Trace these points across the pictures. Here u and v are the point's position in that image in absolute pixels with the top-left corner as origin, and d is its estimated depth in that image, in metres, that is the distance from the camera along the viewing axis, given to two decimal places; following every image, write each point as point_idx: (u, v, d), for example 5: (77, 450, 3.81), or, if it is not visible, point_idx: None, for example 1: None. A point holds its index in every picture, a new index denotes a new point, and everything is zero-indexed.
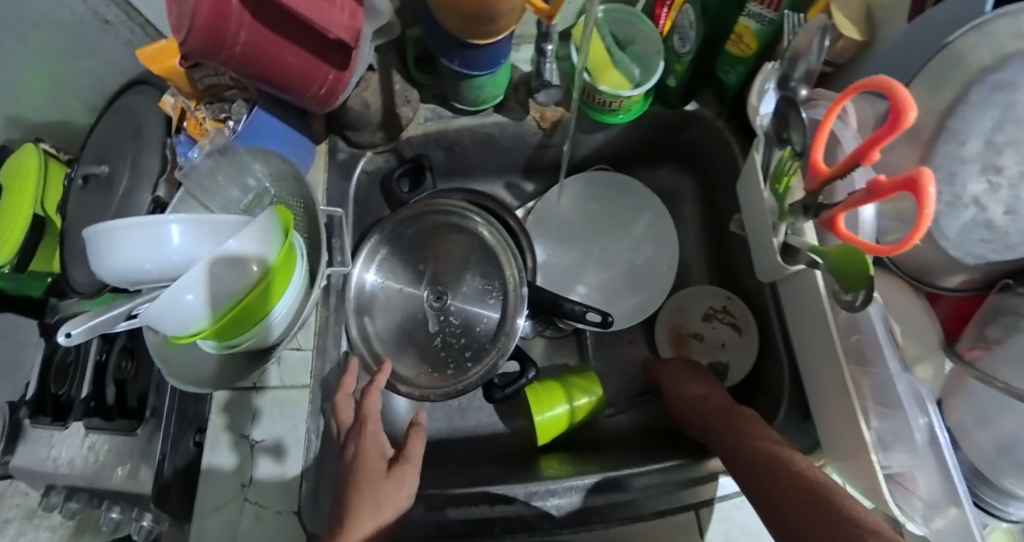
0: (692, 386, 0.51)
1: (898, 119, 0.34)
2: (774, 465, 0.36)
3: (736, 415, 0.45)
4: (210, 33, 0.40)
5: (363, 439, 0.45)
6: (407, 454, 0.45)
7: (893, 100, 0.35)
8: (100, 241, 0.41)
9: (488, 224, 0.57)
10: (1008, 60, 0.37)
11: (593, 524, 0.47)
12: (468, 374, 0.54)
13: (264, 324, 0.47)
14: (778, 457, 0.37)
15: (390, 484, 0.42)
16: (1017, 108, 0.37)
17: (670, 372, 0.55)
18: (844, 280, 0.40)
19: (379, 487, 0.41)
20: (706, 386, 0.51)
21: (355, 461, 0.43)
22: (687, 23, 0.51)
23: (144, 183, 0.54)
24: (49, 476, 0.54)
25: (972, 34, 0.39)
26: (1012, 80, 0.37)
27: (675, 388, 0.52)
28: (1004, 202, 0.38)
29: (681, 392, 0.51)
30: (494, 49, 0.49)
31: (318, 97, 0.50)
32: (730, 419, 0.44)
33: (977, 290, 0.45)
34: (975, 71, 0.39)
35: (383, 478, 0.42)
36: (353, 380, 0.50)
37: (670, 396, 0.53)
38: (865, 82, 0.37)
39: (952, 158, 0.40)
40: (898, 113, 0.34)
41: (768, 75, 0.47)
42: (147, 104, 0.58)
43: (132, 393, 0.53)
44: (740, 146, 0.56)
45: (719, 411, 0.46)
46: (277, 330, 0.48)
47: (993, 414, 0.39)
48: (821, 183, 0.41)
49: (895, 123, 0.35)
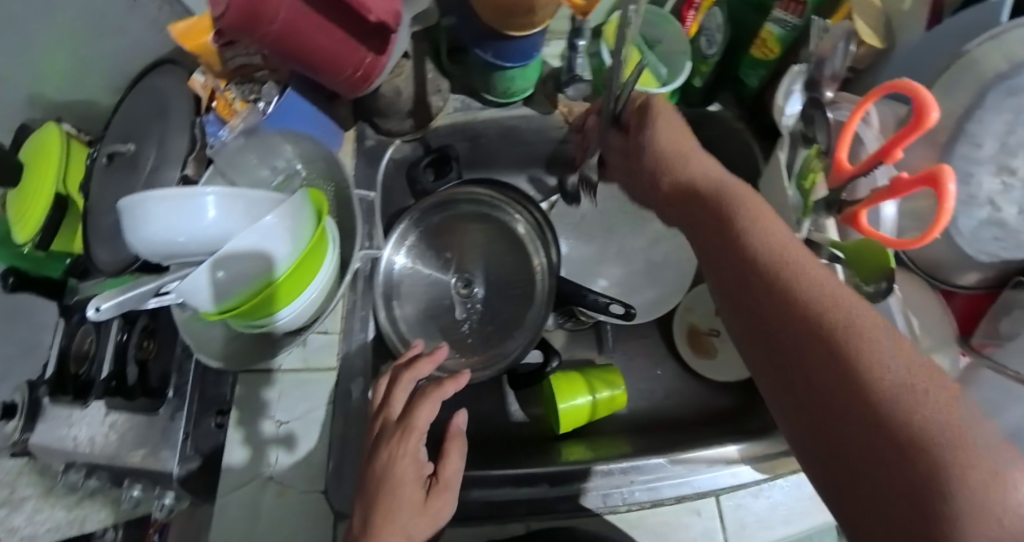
0: (703, 179, 0.37)
1: (921, 119, 0.37)
2: (805, 331, 0.26)
3: (750, 228, 0.31)
4: (249, 7, 0.41)
5: (400, 459, 0.41)
6: (445, 477, 0.42)
7: (915, 101, 0.37)
8: (136, 211, 0.41)
9: (526, 221, 0.59)
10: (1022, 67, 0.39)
11: (615, 507, 0.49)
12: (503, 353, 0.55)
13: (292, 306, 0.47)
14: (818, 312, 0.26)
15: (427, 517, 0.40)
16: None
17: (676, 149, 0.40)
18: (863, 272, 0.43)
19: (411, 516, 0.40)
20: (719, 179, 0.36)
21: (388, 475, 0.41)
22: (713, 26, 0.54)
23: (172, 161, 0.53)
24: (68, 454, 0.52)
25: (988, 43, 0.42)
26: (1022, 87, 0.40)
27: (677, 178, 0.38)
28: (1016, 202, 0.42)
29: (682, 195, 0.38)
30: (526, 42, 0.49)
31: (352, 81, 0.50)
32: (747, 237, 0.31)
33: (989, 288, 0.48)
34: (987, 77, 0.41)
35: (419, 508, 0.41)
36: (427, 367, 0.47)
37: (674, 192, 0.38)
38: (886, 86, 0.40)
39: (967, 159, 0.43)
40: (921, 113, 0.37)
41: (793, 78, 0.48)
42: (173, 83, 0.57)
43: (155, 374, 0.54)
44: (760, 146, 0.58)
45: (729, 219, 0.33)
46: (306, 312, 0.49)
47: (1005, 404, 0.42)
48: (845, 178, 0.44)
49: (917, 123, 0.37)
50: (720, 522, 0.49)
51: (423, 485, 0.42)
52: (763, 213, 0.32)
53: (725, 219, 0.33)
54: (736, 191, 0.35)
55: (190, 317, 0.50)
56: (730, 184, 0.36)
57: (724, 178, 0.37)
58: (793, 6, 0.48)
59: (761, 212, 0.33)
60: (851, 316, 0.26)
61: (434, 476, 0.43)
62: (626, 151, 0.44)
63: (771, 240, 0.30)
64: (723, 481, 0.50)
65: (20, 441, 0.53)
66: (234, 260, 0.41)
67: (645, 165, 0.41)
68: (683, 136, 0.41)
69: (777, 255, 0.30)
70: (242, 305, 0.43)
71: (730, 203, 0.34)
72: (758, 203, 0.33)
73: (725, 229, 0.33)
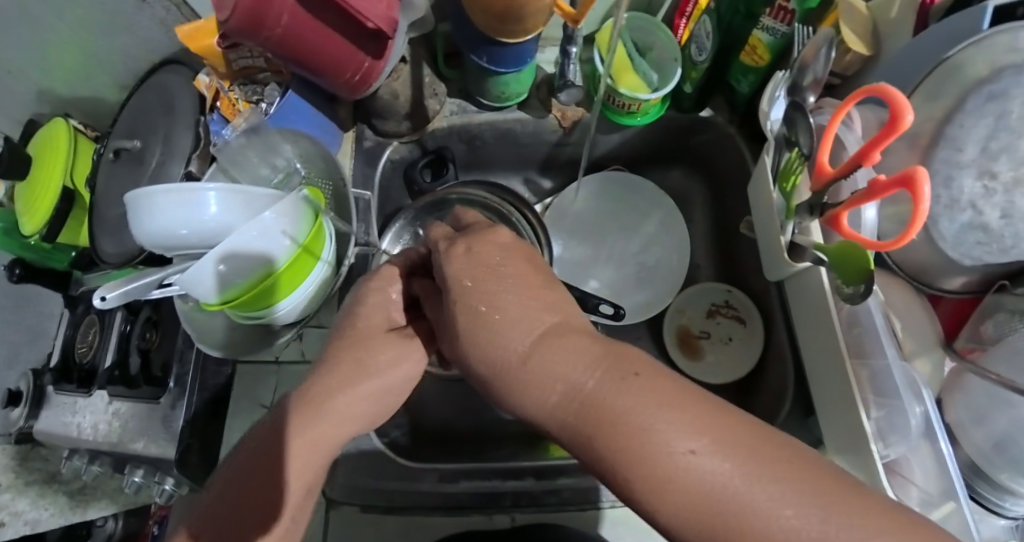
0: (528, 355, 0.28)
1: (895, 122, 0.37)
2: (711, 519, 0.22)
3: (610, 396, 0.25)
4: (251, 16, 0.43)
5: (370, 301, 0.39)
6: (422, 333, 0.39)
7: (890, 104, 0.38)
8: (141, 207, 0.43)
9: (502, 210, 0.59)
10: (1004, 72, 0.40)
11: (598, 502, 0.49)
12: None
13: (288, 299, 0.49)
14: (681, 488, 0.22)
15: (388, 349, 0.36)
16: (1008, 117, 0.40)
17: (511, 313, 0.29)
18: (845, 275, 0.43)
19: (374, 349, 0.36)
20: (551, 338, 0.28)
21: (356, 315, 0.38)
22: (704, 33, 0.54)
23: (177, 157, 0.57)
24: (72, 441, 0.55)
25: (969, 49, 0.42)
26: (1004, 91, 0.40)
27: (545, 355, 0.28)
28: (999, 207, 0.41)
29: (550, 387, 0.27)
30: (519, 48, 0.51)
31: (351, 83, 0.52)
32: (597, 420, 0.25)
33: (975, 293, 0.48)
34: (972, 81, 0.42)
35: (387, 342, 0.37)
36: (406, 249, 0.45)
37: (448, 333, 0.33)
38: (865, 89, 0.40)
39: (949, 163, 0.42)
40: (896, 116, 0.37)
41: (778, 83, 0.50)
42: (179, 83, 0.60)
43: (157, 362, 0.55)
44: (751, 150, 0.59)
45: (592, 410, 0.25)
46: (298, 307, 0.50)
47: (989, 412, 0.41)
48: (827, 182, 0.44)
49: (893, 126, 0.38)
50: None
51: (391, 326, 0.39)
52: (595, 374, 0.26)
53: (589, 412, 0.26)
54: (567, 354, 0.28)
55: (193, 307, 0.51)
56: (574, 337, 0.28)
57: (523, 333, 0.29)
58: (781, 14, 0.49)
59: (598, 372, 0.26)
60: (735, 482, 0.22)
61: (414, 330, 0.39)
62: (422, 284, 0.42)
63: (631, 425, 0.24)
64: None
65: (26, 427, 0.56)
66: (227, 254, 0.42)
67: (471, 347, 0.30)
68: (493, 260, 0.32)
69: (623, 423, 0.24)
70: (234, 299, 0.45)
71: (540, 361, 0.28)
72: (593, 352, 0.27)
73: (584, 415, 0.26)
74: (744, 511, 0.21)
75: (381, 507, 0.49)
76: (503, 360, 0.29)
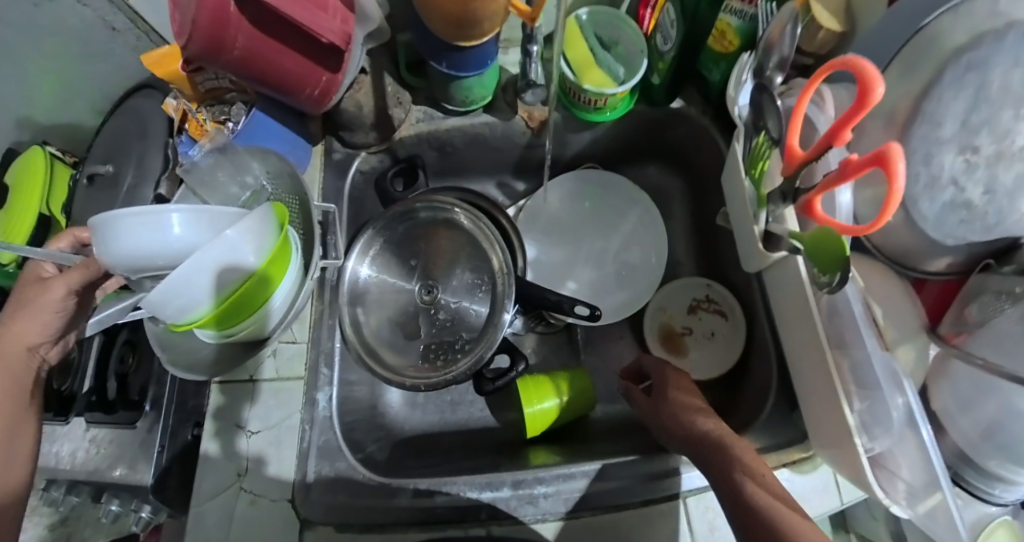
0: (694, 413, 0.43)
1: (865, 95, 0.32)
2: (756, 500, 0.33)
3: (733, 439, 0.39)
4: (210, 38, 0.41)
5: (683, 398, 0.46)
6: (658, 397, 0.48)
7: (859, 79, 0.33)
8: (105, 229, 0.40)
9: (470, 214, 0.57)
10: (984, 38, 0.36)
11: (579, 512, 0.48)
12: (455, 366, 0.54)
13: (268, 306, 0.47)
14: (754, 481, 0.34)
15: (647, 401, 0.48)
16: (988, 88, 0.37)
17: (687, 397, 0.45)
18: (820, 263, 0.40)
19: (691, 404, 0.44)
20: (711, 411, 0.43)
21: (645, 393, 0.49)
22: (668, 22, 0.50)
23: (147, 179, 0.58)
24: (49, 470, 0.56)
25: (947, 16, 0.38)
26: (982, 60, 0.36)
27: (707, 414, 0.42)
28: (983, 182, 0.38)
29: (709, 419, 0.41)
30: (480, 51, 0.50)
31: (313, 98, 0.52)
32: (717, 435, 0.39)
33: (960, 273, 0.46)
34: (948, 51, 0.37)
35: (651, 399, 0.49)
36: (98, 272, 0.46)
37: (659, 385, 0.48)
38: (835, 60, 0.35)
39: (927, 140, 0.39)
40: (866, 90, 0.32)
41: (744, 66, 0.46)
42: (153, 107, 0.61)
43: (134, 385, 0.56)
44: (727, 140, 0.56)
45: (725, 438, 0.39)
46: (278, 312, 0.48)
47: (975, 399, 0.39)
48: (798, 167, 0.40)
49: (862, 101, 0.33)
50: (688, 529, 0.46)
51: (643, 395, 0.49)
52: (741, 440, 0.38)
53: (720, 448, 0.38)
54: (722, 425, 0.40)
55: (162, 329, 0.50)
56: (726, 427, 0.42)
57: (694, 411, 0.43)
58: None
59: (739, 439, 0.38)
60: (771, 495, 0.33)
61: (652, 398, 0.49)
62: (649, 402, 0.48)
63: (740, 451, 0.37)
64: (690, 481, 0.48)
65: None
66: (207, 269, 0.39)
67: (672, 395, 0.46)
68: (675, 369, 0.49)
69: (739, 467, 0.35)
70: (225, 303, 0.42)
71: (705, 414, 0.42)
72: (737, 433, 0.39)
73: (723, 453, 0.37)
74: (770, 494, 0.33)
75: (357, 525, 0.48)
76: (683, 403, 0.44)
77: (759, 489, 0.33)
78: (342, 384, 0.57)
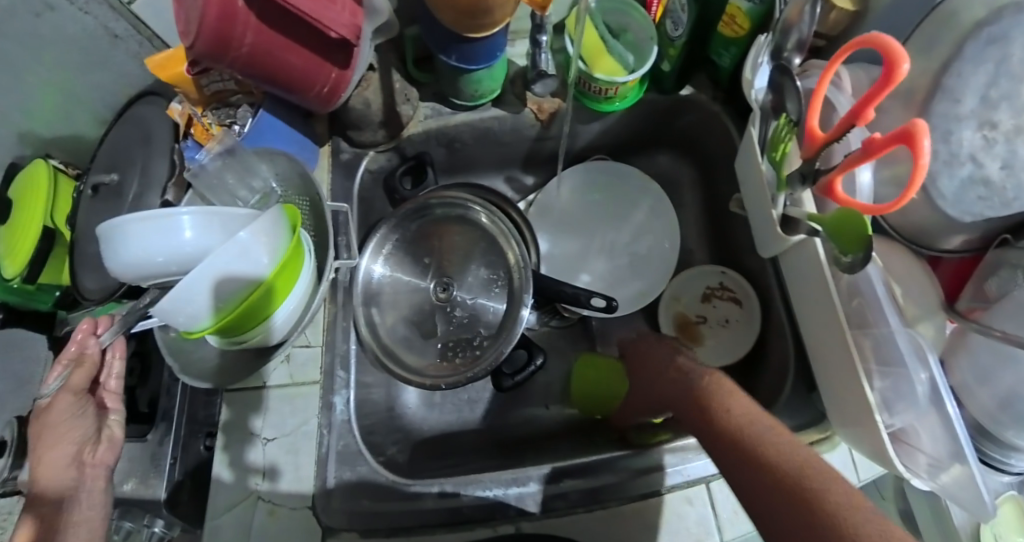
0: (672, 370, 0.46)
1: (891, 73, 0.33)
2: (742, 435, 0.35)
3: (709, 380, 0.41)
4: (216, 35, 0.40)
5: (664, 354, 0.49)
6: (644, 363, 0.51)
7: (884, 56, 0.33)
8: (112, 237, 0.39)
9: (487, 211, 0.57)
10: (1005, 10, 0.36)
11: (606, 503, 0.47)
12: (477, 362, 0.53)
13: (271, 322, 0.45)
14: (739, 419, 0.36)
15: (642, 370, 0.51)
16: (1010, 61, 0.37)
17: (663, 356, 0.49)
18: (841, 244, 0.40)
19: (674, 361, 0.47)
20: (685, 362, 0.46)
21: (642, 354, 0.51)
22: (678, 7, 0.49)
23: (154, 187, 0.56)
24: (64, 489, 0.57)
25: None
26: (1005, 34, 0.37)
27: (683, 367, 0.45)
28: (1001, 157, 0.38)
29: (691, 370, 0.44)
30: (490, 42, 0.49)
31: (322, 96, 0.50)
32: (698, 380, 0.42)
33: (975, 251, 0.46)
34: (969, 26, 0.38)
35: (643, 361, 0.51)
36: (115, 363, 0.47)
37: (652, 352, 0.50)
38: (858, 39, 0.36)
39: (947, 117, 0.39)
40: (891, 67, 0.33)
41: (760, 48, 0.46)
42: (156, 113, 0.59)
43: (143, 398, 0.55)
44: (738, 126, 0.56)
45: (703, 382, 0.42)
46: (283, 328, 0.46)
47: (996, 370, 0.40)
48: (819, 148, 0.41)
49: (888, 78, 0.33)
50: (712, 512, 0.46)
51: (639, 367, 0.52)
52: (714, 377, 0.41)
53: (699, 396, 0.40)
54: (696, 369, 0.44)
55: (175, 336, 0.48)
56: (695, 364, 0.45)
57: (671, 368, 0.46)
58: None
59: (712, 377, 0.42)
60: (760, 431, 0.35)
61: (641, 366, 0.51)
62: (640, 371, 0.51)
63: (728, 391, 0.39)
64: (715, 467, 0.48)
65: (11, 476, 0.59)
66: (212, 277, 0.38)
67: (668, 356, 0.48)
68: (664, 341, 0.51)
69: (716, 405, 0.38)
70: (227, 318, 0.40)
71: (682, 365, 0.45)
72: (715, 376, 0.42)
73: (703, 399, 0.40)
74: (751, 424, 0.35)
75: (383, 529, 0.47)
76: (667, 362, 0.47)
77: (741, 424, 0.36)
78: (359, 386, 0.56)
